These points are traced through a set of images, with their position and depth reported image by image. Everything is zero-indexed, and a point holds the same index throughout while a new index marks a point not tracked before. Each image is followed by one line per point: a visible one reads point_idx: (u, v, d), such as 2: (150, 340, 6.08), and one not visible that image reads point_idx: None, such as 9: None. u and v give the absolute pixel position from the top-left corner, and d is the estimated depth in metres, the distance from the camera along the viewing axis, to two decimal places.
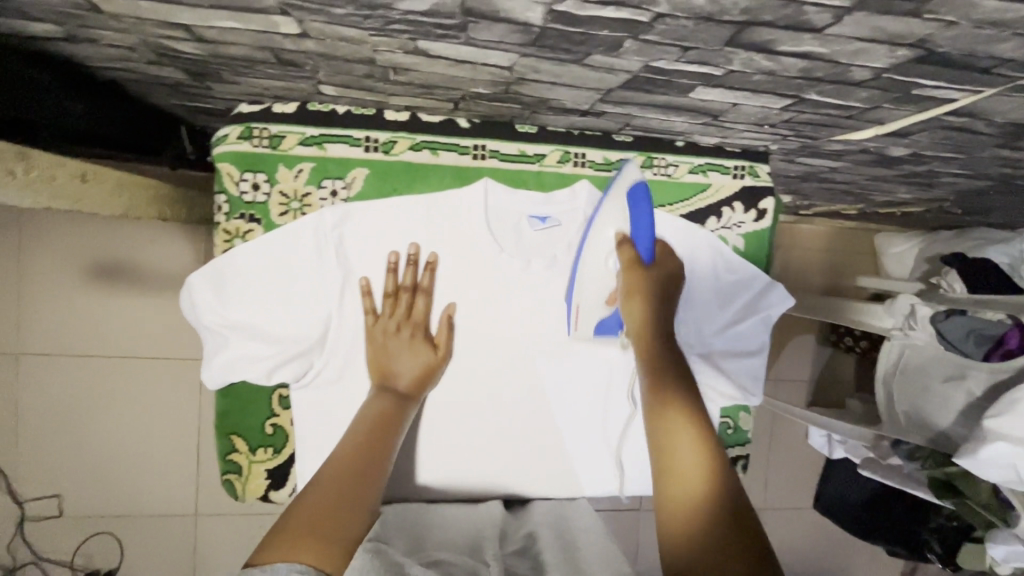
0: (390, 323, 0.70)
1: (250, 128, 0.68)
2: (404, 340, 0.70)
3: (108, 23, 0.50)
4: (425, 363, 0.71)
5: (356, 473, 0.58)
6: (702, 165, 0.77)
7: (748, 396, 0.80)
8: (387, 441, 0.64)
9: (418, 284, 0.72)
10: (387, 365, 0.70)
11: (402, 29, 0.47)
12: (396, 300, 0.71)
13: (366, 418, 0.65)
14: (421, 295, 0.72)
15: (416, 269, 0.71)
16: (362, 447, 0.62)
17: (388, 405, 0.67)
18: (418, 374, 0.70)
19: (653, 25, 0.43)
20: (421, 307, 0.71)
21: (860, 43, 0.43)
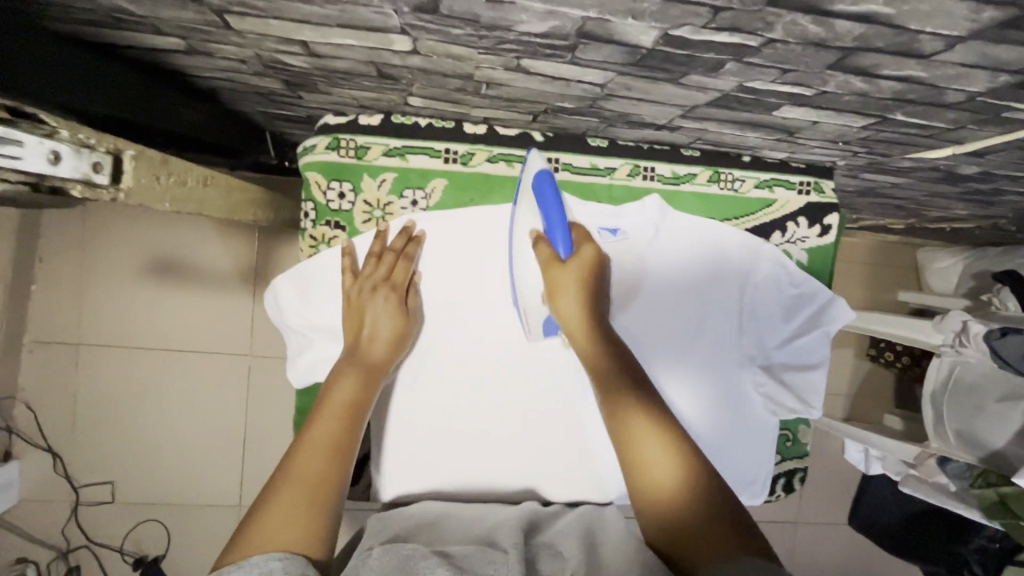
0: (368, 283, 0.68)
1: (337, 139, 0.71)
2: (382, 304, 0.68)
3: (230, 38, 0.53)
4: (403, 322, 0.69)
5: (322, 470, 0.57)
6: (769, 180, 0.78)
7: (810, 410, 0.80)
8: (355, 428, 0.62)
9: (400, 249, 0.71)
10: (364, 327, 0.67)
11: (512, 48, 0.49)
12: (377, 260, 0.70)
13: (338, 401, 0.63)
14: (402, 259, 0.71)
15: (407, 240, 0.71)
16: (331, 438, 0.60)
17: (360, 384, 0.65)
18: (391, 340, 0.68)
19: (761, 50, 0.45)
20: (400, 271, 0.70)
21: (964, 69, 0.44)
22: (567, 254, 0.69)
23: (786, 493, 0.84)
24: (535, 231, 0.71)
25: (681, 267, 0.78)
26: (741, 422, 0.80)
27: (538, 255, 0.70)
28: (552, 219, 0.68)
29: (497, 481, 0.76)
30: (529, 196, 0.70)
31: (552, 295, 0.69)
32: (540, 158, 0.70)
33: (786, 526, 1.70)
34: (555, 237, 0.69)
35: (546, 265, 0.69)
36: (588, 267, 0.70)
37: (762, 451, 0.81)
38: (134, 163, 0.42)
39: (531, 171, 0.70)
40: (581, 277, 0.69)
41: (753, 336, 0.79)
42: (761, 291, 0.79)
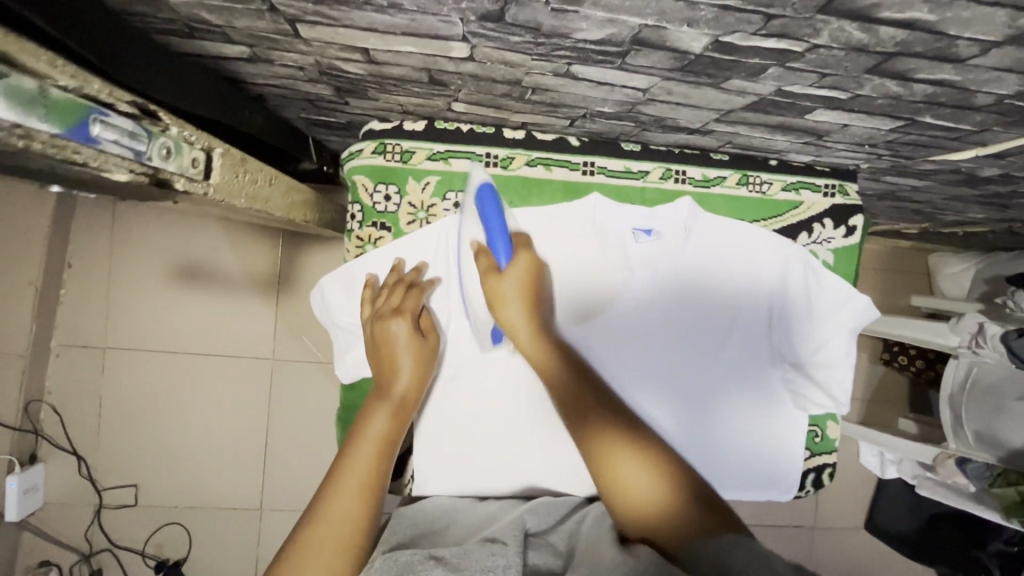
0: (384, 314, 0.69)
1: (383, 144, 0.74)
2: (402, 332, 0.68)
3: (296, 46, 0.56)
4: (419, 351, 0.69)
5: (355, 515, 0.60)
6: (795, 183, 0.81)
7: (839, 406, 0.82)
8: (383, 467, 0.65)
9: (415, 282, 0.72)
10: (384, 358, 0.69)
11: (565, 54, 0.52)
12: (393, 291, 0.71)
13: (365, 438, 0.65)
14: (416, 292, 0.71)
15: (415, 271, 0.73)
16: (361, 478, 0.62)
17: (386, 418, 0.66)
18: (414, 369, 0.68)
19: (805, 55, 0.47)
20: (413, 302, 0.70)
21: (996, 73, 0.47)
22: (504, 263, 0.69)
23: (815, 489, 0.86)
24: (475, 242, 0.71)
25: (651, 299, 0.80)
26: (773, 419, 0.82)
27: (479, 267, 0.70)
28: (493, 229, 0.69)
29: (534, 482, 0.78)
30: (469, 209, 0.71)
31: (492, 303, 0.69)
32: (479, 169, 0.71)
33: (803, 531, 1.70)
34: (494, 246, 0.69)
35: (486, 275, 0.69)
36: (525, 272, 0.70)
37: (795, 448, 0.83)
38: (221, 161, 0.50)
39: (474, 183, 0.70)
40: (521, 284, 0.70)
41: (782, 338, 0.81)
42: (787, 293, 0.81)
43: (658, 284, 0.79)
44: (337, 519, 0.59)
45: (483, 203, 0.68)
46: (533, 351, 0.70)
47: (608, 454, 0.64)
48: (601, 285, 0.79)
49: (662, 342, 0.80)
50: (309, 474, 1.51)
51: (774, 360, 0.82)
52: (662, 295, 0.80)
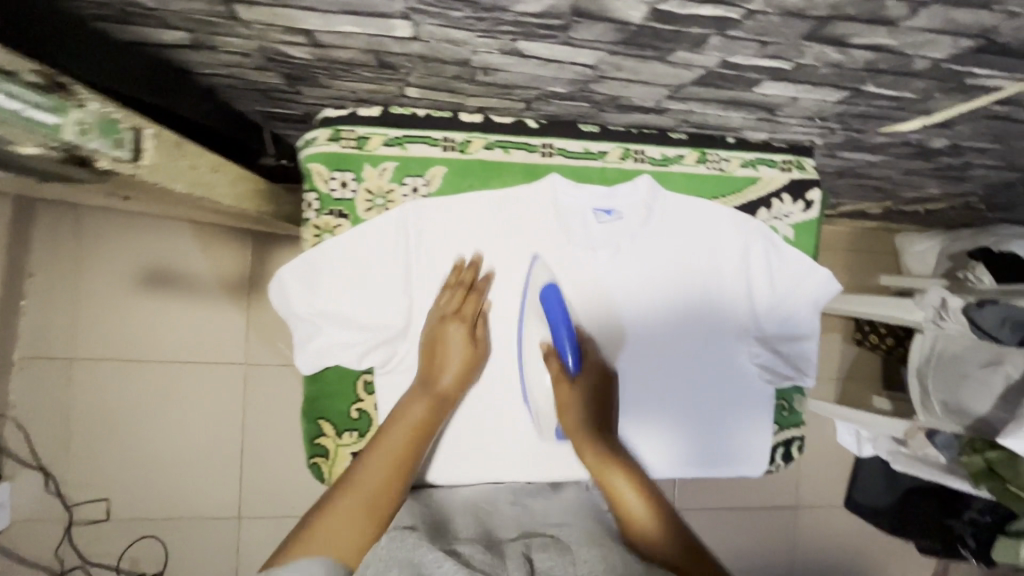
0: (442, 314, 0.73)
1: (338, 130, 0.73)
2: (457, 333, 0.72)
3: (237, 30, 0.55)
4: (470, 352, 0.73)
5: (384, 484, 0.64)
6: (752, 160, 0.82)
7: (802, 376, 0.84)
8: (418, 449, 0.68)
9: (473, 283, 0.75)
10: (434, 357, 0.71)
11: (508, 30, 0.52)
12: (452, 292, 0.73)
13: (404, 420, 0.68)
14: (474, 293, 0.74)
15: (472, 270, 0.74)
16: (395, 448, 0.66)
17: (428, 407, 0.70)
18: (464, 366, 0.72)
19: (743, 22, 0.48)
20: (470, 304, 0.74)
21: (927, 35, 0.48)
22: (575, 371, 0.73)
23: (786, 463, 0.86)
24: (546, 343, 0.75)
25: (660, 306, 0.80)
26: (742, 395, 0.83)
27: (551, 370, 0.74)
28: (562, 338, 0.72)
29: (504, 468, 0.78)
30: (537, 314, 0.75)
31: (560, 409, 0.74)
32: (542, 270, 0.76)
33: (786, 512, 1.72)
34: (561, 352, 0.73)
35: (557, 379, 0.74)
36: (592, 386, 0.75)
37: (763, 421, 0.84)
38: (154, 141, 0.48)
39: (536, 285, 0.76)
40: (587, 392, 0.74)
41: (748, 314, 0.82)
42: (752, 269, 0.82)
43: (670, 278, 0.80)
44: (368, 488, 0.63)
45: (550, 307, 0.73)
46: (592, 463, 0.72)
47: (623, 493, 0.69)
48: (566, 266, 0.78)
49: (674, 335, 0.81)
50: (287, 480, 1.48)
51: (740, 335, 0.82)
52: (672, 289, 0.81)
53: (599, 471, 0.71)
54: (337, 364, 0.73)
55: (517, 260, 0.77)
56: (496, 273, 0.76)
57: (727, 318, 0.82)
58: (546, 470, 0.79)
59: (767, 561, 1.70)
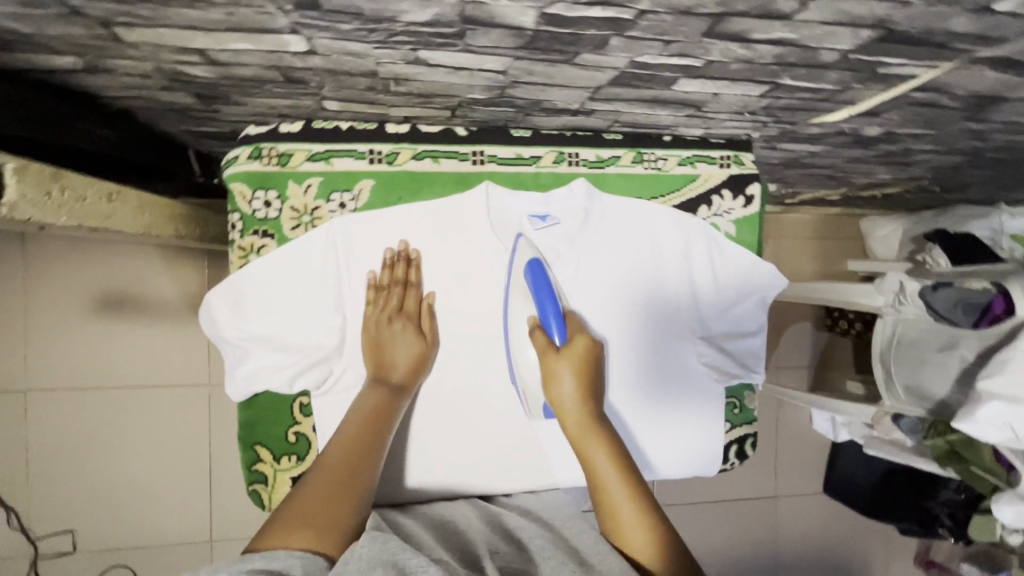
0: (383, 313, 0.72)
1: (259, 148, 0.70)
2: (400, 331, 0.71)
3: (127, 52, 0.53)
4: (419, 350, 0.73)
5: (353, 461, 0.63)
6: (690, 157, 0.80)
7: (751, 374, 0.83)
8: (381, 432, 0.67)
9: (408, 280, 0.74)
10: (384, 356, 0.71)
11: (404, 40, 0.51)
12: (388, 292, 0.72)
13: (359, 410, 0.68)
14: (411, 290, 0.73)
15: (407, 265, 0.74)
16: (355, 430, 0.66)
17: (382, 397, 0.69)
18: (411, 363, 0.72)
19: (637, 22, 0.47)
20: (411, 301, 0.73)
21: (826, 27, 0.47)
22: (561, 343, 0.72)
23: (739, 460, 0.86)
24: (531, 319, 0.74)
25: (631, 295, 0.80)
26: (692, 395, 0.82)
27: (536, 345, 0.73)
28: (548, 313, 0.72)
29: (451, 480, 0.77)
30: (524, 292, 0.74)
31: (545, 379, 0.72)
32: (528, 247, 0.75)
33: (765, 502, 1.72)
34: (549, 326, 0.72)
35: (544, 353, 0.72)
36: (579, 357, 0.72)
37: (713, 419, 0.83)
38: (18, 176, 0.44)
39: (521, 263, 0.75)
40: (576, 364, 0.72)
41: (694, 312, 0.81)
42: (696, 267, 0.81)
43: (637, 268, 0.80)
44: (331, 473, 0.60)
45: (536, 284, 0.73)
46: (574, 436, 0.70)
47: (603, 474, 0.66)
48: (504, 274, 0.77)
49: (648, 327, 0.81)
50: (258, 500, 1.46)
51: (685, 336, 0.82)
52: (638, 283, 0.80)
53: (579, 446, 0.69)
54: (268, 389, 0.71)
55: (452, 270, 0.76)
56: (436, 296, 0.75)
57: (671, 318, 0.81)
58: (492, 480, 0.78)
59: (748, 552, 1.70)
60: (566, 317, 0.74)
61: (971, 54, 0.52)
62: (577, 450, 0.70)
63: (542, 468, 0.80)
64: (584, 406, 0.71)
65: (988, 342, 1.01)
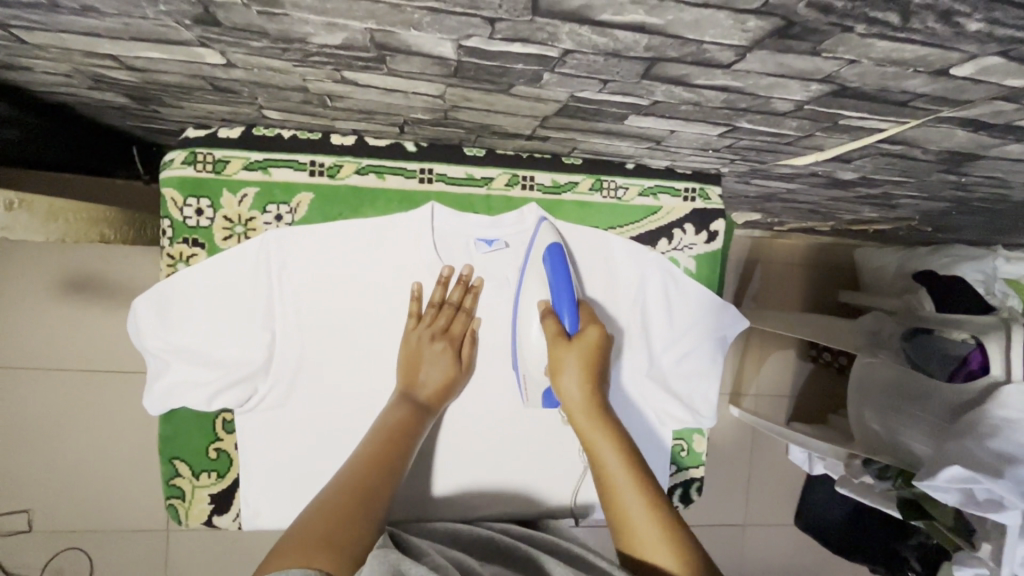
0: (428, 331, 0.72)
1: (194, 153, 0.68)
2: (438, 352, 0.72)
3: (36, 52, 0.50)
4: (452, 373, 0.73)
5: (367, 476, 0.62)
6: (652, 188, 0.77)
7: (701, 419, 0.80)
8: (402, 451, 0.66)
9: (461, 303, 0.74)
10: (412, 372, 0.71)
11: (323, 61, 0.47)
12: (439, 310, 0.73)
13: (384, 426, 0.68)
14: (462, 313, 0.74)
15: (464, 290, 0.74)
16: (372, 448, 0.65)
17: (408, 414, 0.69)
18: (441, 386, 0.72)
19: (565, 60, 0.43)
20: (460, 323, 0.74)
21: (771, 79, 0.43)
22: (572, 331, 0.70)
23: (684, 504, 0.83)
24: (544, 304, 0.71)
25: (639, 326, 0.78)
26: (634, 434, 0.79)
27: (546, 331, 0.70)
28: (562, 298, 0.70)
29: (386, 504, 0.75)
30: (537, 271, 0.72)
31: (552, 371, 0.70)
32: (551, 231, 0.73)
33: (734, 529, 1.69)
34: (561, 313, 0.70)
35: (553, 340, 0.69)
36: (592, 348, 0.70)
37: (653, 462, 0.81)
38: None
39: (542, 245, 0.72)
40: (586, 355, 0.69)
41: (662, 350, 0.79)
42: (676, 302, 0.78)
43: (644, 300, 0.78)
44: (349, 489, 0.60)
45: (555, 267, 0.70)
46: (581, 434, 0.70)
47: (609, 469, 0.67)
48: (482, 291, 0.75)
49: (638, 361, 0.78)
50: None
51: (634, 374, 0.78)
52: (635, 313, 0.78)
53: (586, 441, 0.70)
54: (186, 404, 0.69)
55: (426, 284, 0.74)
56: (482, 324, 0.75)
57: (621, 357, 0.77)
58: (423, 508, 0.76)
59: None
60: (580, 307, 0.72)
61: (936, 114, 0.48)
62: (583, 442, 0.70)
63: (474, 497, 0.77)
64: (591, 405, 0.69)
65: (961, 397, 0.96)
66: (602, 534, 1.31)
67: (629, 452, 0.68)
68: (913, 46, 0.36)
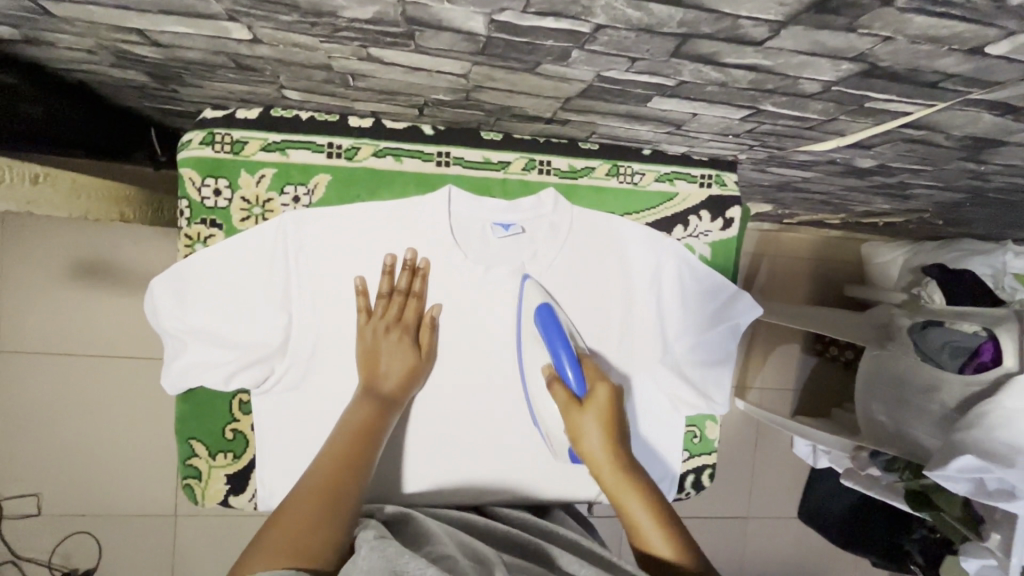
0: (381, 324, 0.70)
1: (212, 134, 0.67)
2: (393, 342, 0.70)
3: (61, 26, 0.50)
4: (413, 363, 0.71)
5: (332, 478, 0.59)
6: (668, 174, 0.76)
7: (713, 405, 0.80)
8: (369, 448, 0.64)
9: (410, 289, 0.72)
10: (375, 367, 0.69)
11: (350, 36, 0.47)
12: (388, 301, 0.71)
13: (346, 425, 0.65)
14: (413, 299, 0.72)
15: (411, 274, 0.72)
16: (338, 448, 0.63)
17: (370, 411, 0.67)
18: (403, 375, 0.70)
19: (596, 36, 0.43)
20: (411, 310, 0.72)
21: (802, 57, 0.43)
22: (580, 393, 0.68)
23: (696, 490, 0.83)
24: (548, 370, 0.71)
25: (649, 313, 0.78)
26: (645, 421, 0.79)
27: (556, 398, 0.69)
28: (561, 359, 0.69)
29: (399, 488, 0.75)
30: (536, 340, 0.73)
31: (572, 436, 0.68)
32: (537, 290, 0.74)
33: (738, 521, 1.69)
34: (565, 373, 0.69)
35: (566, 407, 0.68)
36: (605, 404, 0.68)
37: (666, 448, 0.81)
38: None
39: (531, 304, 0.73)
40: (602, 415, 0.67)
41: (668, 336, 0.79)
42: (684, 289, 0.78)
43: (654, 285, 0.78)
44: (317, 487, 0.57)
45: (546, 328, 0.71)
46: (608, 486, 0.66)
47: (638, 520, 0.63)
48: (430, 274, 0.73)
49: (649, 349, 0.78)
50: None
51: (646, 361, 0.78)
52: (646, 299, 0.78)
53: (614, 497, 0.65)
54: (203, 384, 0.69)
55: (370, 277, 0.72)
56: (442, 307, 0.74)
57: (630, 343, 0.78)
58: (436, 490, 0.76)
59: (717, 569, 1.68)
60: (582, 362, 0.71)
61: (964, 96, 0.48)
62: (609, 494, 0.66)
63: (487, 481, 0.77)
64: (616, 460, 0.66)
65: (971, 389, 0.96)
66: (609, 523, 1.31)
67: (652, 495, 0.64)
68: (951, 22, 0.36)
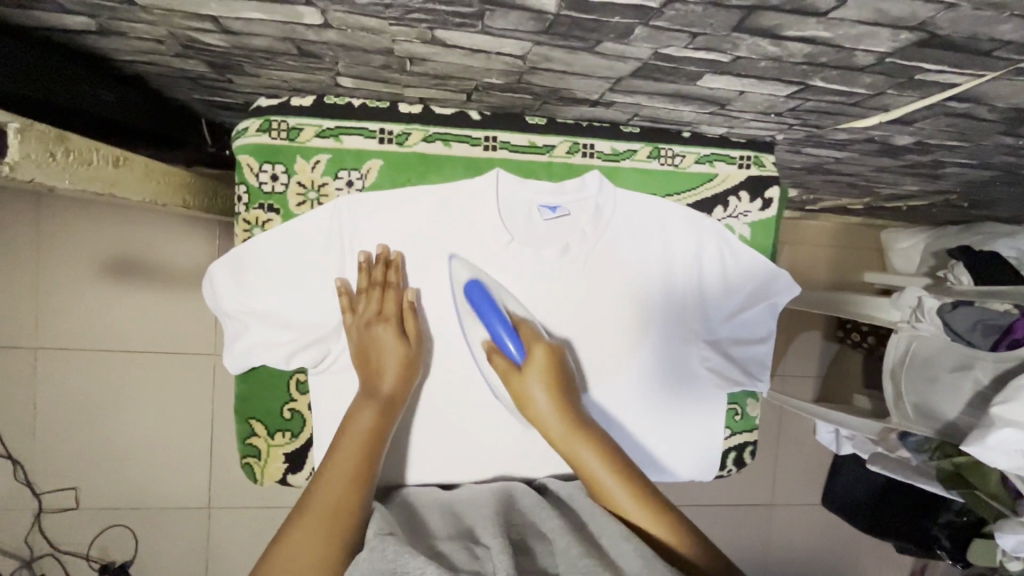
0: (364, 318, 0.70)
1: (269, 121, 0.69)
2: (383, 334, 0.69)
3: (139, 15, 0.52)
4: (405, 352, 0.70)
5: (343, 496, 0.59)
6: (708, 156, 0.78)
7: (754, 382, 0.82)
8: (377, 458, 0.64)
9: (386, 280, 0.71)
10: (370, 361, 0.69)
11: (420, 18, 0.49)
12: (369, 293, 0.70)
13: (355, 432, 0.65)
14: (390, 289, 0.71)
15: (386, 266, 0.71)
16: (349, 464, 0.62)
17: (376, 416, 0.66)
18: (398, 366, 0.69)
19: (664, 11, 0.45)
20: (392, 299, 0.71)
21: (862, 27, 0.45)
22: (520, 359, 0.70)
23: (737, 467, 0.85)
24: (486, 342, 0.73)
25: (683, 293, 0.79)
26: (686, 399, 0.81)
27: (497, 368, 0.71)
28: (498, 330, 0.70)
29: (449, 466, 0.77)
30: (472, 315, 0.73)
31: (519, 402, 0.70)
32: (463, 267, 0.73)
33: (763, 508, 1.70)
34: (503, 343, 0.70)
35: (508, 377, 0.70)
36: (544, 365, 0.70)
37: (711, 423, 0.83)
38: (22, 137, 0.43)
39: (461, 281, 0.73)
40: (541, 375, 0.69)
41: (701, 316, 0.80)
42: (714, 267, 0.80)
43: (693, 265, 0.79)
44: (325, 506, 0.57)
45: (476, 301, 0.71)
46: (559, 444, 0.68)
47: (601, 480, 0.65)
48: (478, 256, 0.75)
49: (685, 327, 0.80)
50: None
51: (688, 337, 0.80)
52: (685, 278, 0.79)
53: (566, 451, 0.68)
54: (264, 363, 0.71)
55: (351, 276, 0.72)
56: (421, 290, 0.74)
57: (669, 322, 0.80)
58: (484, 469, 0.78)
59: (742, 556, 1.69)
60: (519, 328, 0.72)
61: (1016, 65, 0.49)
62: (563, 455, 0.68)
63: (534, 459, 0.79)
64: (564, 419, 0.68)
65: (1003, 366, 0.98)
66: None
67: (608, 450, 0.66)
68: None
